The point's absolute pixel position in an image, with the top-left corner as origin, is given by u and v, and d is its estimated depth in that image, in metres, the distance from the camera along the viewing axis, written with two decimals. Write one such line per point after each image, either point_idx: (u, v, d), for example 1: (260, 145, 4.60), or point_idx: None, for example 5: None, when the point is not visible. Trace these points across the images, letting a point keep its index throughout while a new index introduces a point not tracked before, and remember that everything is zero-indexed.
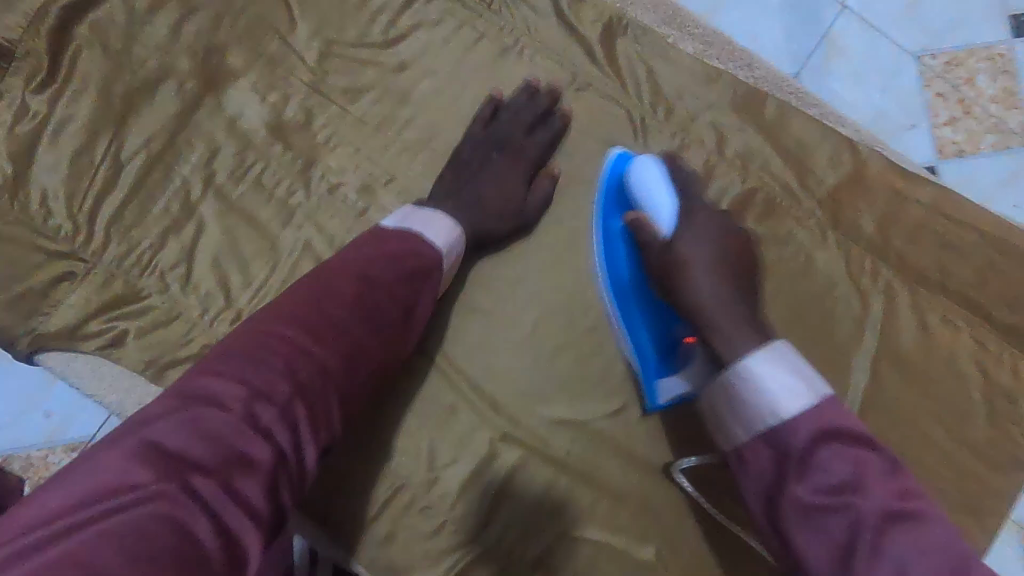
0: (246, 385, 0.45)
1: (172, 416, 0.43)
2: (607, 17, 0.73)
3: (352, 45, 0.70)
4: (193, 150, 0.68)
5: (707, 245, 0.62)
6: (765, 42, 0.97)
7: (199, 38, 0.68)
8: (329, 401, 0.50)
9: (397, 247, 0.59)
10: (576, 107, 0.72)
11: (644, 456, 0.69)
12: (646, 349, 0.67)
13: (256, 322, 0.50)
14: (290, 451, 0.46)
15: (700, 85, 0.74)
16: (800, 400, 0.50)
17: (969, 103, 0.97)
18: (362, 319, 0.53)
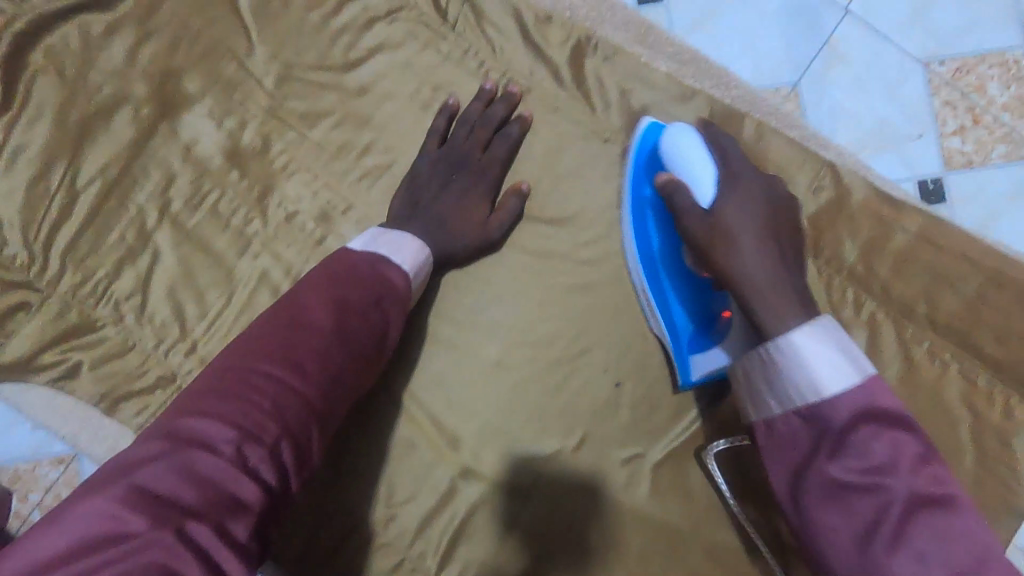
0: (234, 423, 0.43)
1: (161, 460, 0.40)
2: (577, 35, 0.70)
3: (311, 68, 0.68)
4: (149, 177, 0.66)
5: (746, 214, 0.59)
6: (761, 49, 0.93)
7: (156, 63, 0.67)
8: (314, 438, 0.48)
9: (367, 269, 0.56)
10: (542, 130, 0.69)
11: (611, 495, 0.66)
12: (679, 322, 0.65)
13: (237, 356, 0.48)
14: (277, 491, 0.44)
15: (676, 103, 0.70)
16: (846, 375, 0.49)
17: (979, 112, 0.92)
18: (347, 349, 0.51)
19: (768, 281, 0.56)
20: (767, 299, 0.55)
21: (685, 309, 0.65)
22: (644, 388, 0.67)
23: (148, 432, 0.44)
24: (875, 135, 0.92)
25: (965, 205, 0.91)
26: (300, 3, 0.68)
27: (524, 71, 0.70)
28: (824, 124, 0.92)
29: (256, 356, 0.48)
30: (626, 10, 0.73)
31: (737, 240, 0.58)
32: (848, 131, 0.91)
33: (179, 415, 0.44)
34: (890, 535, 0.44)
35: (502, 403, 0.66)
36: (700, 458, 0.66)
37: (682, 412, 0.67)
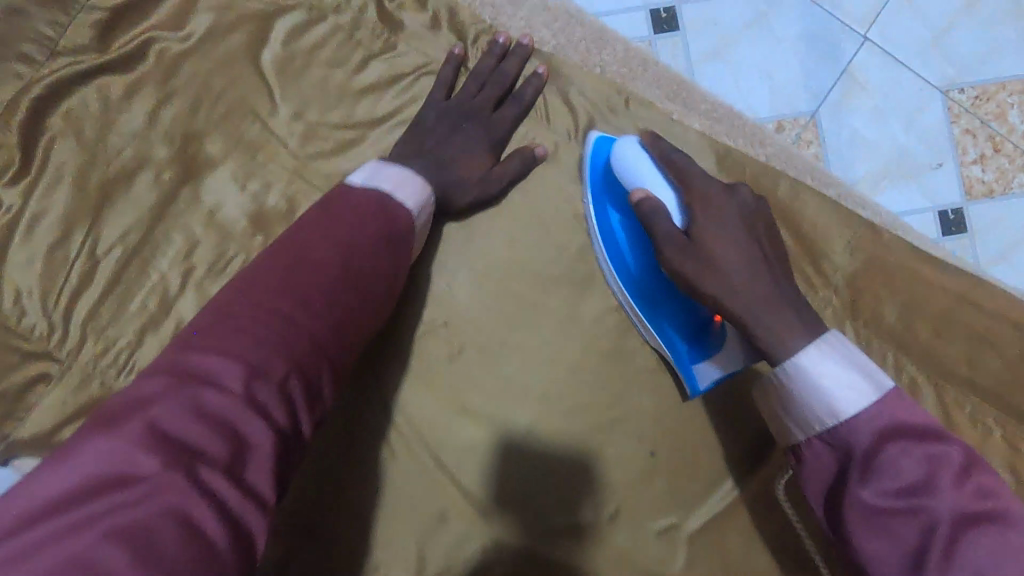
0: (244, 361, 0.41)
1: (167, 397, 0.38)
2: (608, 93, 0.68)
3: (335, 127, 0.66)
4: (171, 243, 0.65)
5: (721, 215, 0.59)
6: (780, 80, 0.91)
7: (178, 125, 0.65)
8: (324, 376, 0.45)
9: (370, 203, 0.54)
10: (573, 190, 0.68)
11: (648, 567, 0.64)
12: (673, 336, 0.64)
13: (243, 291, 0.46)
14: (293, 432, 0.42)
15: (708, 161, 0.68)
16: (861, 393, 0.48)
17: (999, 140, 0.90)
18: (353, 285, 0.49)
19: (756, 300, 0.55)
20: (757, 317, 0.54)
21: (676, 319, 0.63)
22: (680, 456, 0.65)
23: (153, 365, 0.42)
24: (894, 165, 0.90)
25: (987, 236, 0.89)
26: (324, 61, 0.66)
27: (555, 129, 0.68)
28: (843, 155, 0.90)
29: (262, 291, 0.45)
30: (658, 66, 0.71)
31: (720, 262, 0.56)
32: (867, 161, 0.90)
33: (186, 349, 0.41)
34: (940, 559, 0.42)
35: (534, 472, 0.65)
36: (738, 526, 0.64)
37: (720, 479, 0.65)
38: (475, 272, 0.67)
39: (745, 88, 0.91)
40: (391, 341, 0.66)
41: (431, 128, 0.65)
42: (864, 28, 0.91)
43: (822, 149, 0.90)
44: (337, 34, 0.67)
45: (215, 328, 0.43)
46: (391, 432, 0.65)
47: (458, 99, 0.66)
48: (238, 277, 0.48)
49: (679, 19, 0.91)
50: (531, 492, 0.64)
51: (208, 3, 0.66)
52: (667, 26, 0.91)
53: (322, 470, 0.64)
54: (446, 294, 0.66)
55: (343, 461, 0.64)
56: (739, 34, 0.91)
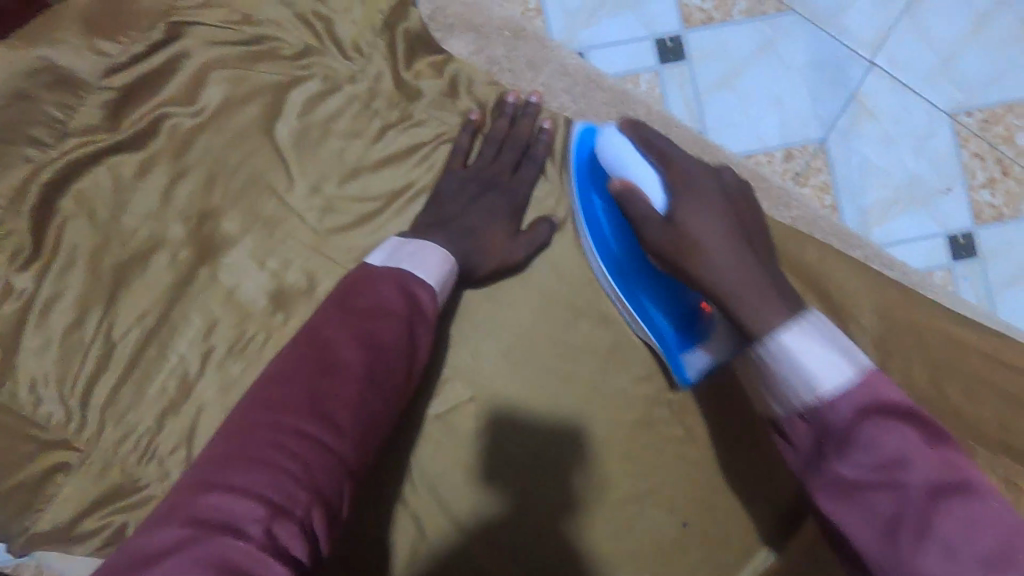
0: (266, 499, 0.40)
1: (182, 550, 0.36)
2: None
3: (354, 199, 0.65)
4: (189, 324, 0.63)
5: (710, 213, 0.57)
6: (789, 107, 0.90)
7: (193, 202, 0.64)
8: (344, 494, 0.45)
9: (389, 291, 0.51)
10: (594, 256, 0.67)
11: None
12: (660, 323, 0.64)
13: (262, 410, 0.45)
14: (312, 563, 0.41)
15: None
16: (843, 371, 0.45)
17: (1008, 163, 0.90)
18: (372, 393, 0.48)
19: (741, 283, 0.53)
20: (744, 301, 0.52)
21: (665, 304, 0.64)
22: (712, 525, 0.64)
23: (167, 508, 0.40)
24: (902, 191, 0.90)
25: (996, 261, 0.89)
26: (340, 132, 0.65)
27: None
28: (853, 184, 0.89)
29: (284, 410, 0.45)
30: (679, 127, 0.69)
31: (705, 245, 0.55)
32: (876, 190, 0.89)
33: (203, 489, 0.40)
34: (915, 532, 0.42)
35: (567, 548, 0.63)
36: None
37: (753, 547, 0.64)
38: (502, 344, 0.66)
39: (754, 116, 0.89)
40: (417, 417, 0.65)
41: (451, 198, 0.64)
42: (871, 52, 0.90)
43: (831, 177, 0.89)
44: (354, 104, 0.65)
45: (230, 465, 0.42)
46: (418, 512, 0.64)
47: (476, 165, 0.65)
48: (257, 386, 0.47)
49: (686, 49, 0.89)
50: (563, 568, 0.63)
51: (220, 76, 0.64)
52: (672, 57, 0.89)
53: (348, 553, 0.62)
54: (471, 365, 0.65)
55: (369, 544, 0.63)
56: (747, 63, 0.90)
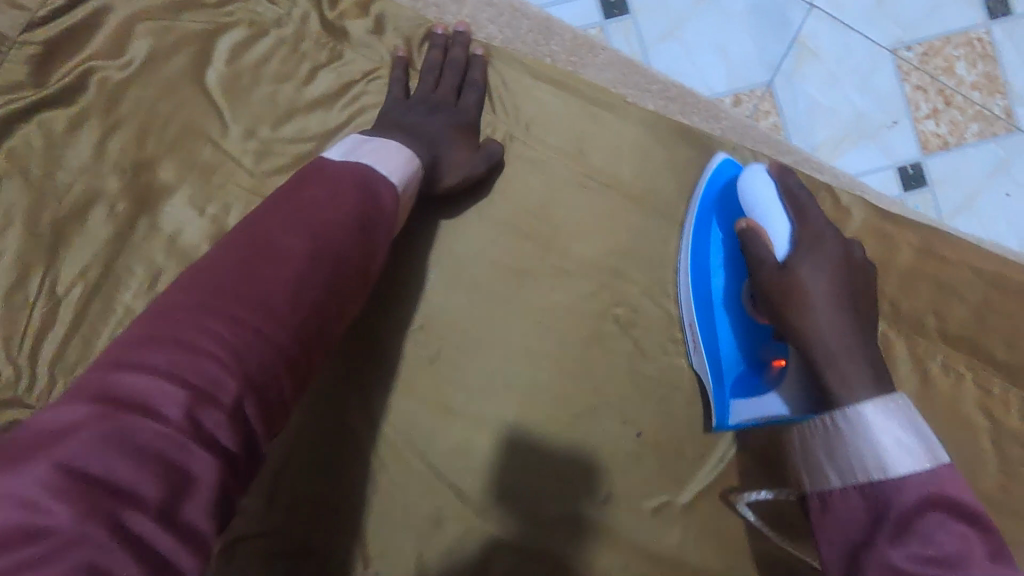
0: (185, 383, 0.38)
1: (88, 427, 0.35)
2: (558, 81, 0.68)
3: (289, 141, 0.66)
4: (133, 276, 0.63)
5: (830, 278, 0.56)
6: (733, 52, 0.92)
7: (127, 154, 0.64)
8: (281, 386, 0.43)
9: (349, 185, 0.50)
10: (535, 180, 0.68)
11: (644, 543, 0.64)
12: (727, 362, 0.63)
13: (186, 293, 0.42)
14: (245, 448, 0.40)
15: (665, 140, 0.69)
16: (918, 457, 0.46)
17: (949, 93, 0.92)
18: (319, 285, 0.45)
19: (841, 347, 0.53)
20: (838, 364, 0.53)
21: (734, 348, 0.63)
22: (667, 434, 0.66)
23: (73, 387, 0.38)
24: (852, 126, 0.92)
25: (946, 190, 0.91)
26: (271, 76, 0.66)
27: (511, 120, 0.68)
28: (801, 122, 0.91)
29: (213, 295, 0.42)
30: (607, 51, 0.70)
31: (811, 300, 0.55)
32: (825, 127, 0.91)
33: (111, 369, 0.38)
34: None
35: (528, 468, 0.65)
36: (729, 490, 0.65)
37: (707, 451, 0.66)
38: (450, 274, 0.67)
39: (700, 66, 0.92)
40: (372, 351, 0.66)
41: (397, 120, 0.62)
42: None
43: (781, 119, 0.91)
44: (283, 48, 0.66)
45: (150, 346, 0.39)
46: (379, 441, 0.64)
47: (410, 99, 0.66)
48: (189, 270, 0.44)
49: (629, 4, 0.91)
50: (525, 484, 0.64)
51: (146, 29, 0.65)
52: (616, 12, 0.91)
53: (313, 487, 0.63)
54: (421, 295, 0.66)
55: (332, 476, 0.64)
56: (689, 13, 0.92)
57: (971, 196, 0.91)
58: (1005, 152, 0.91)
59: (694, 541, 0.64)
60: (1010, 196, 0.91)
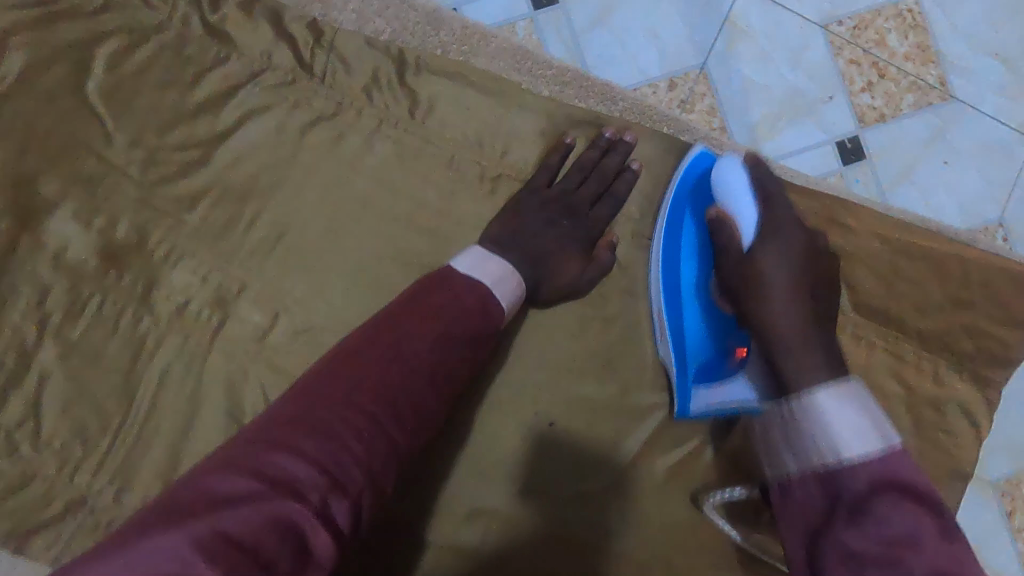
0: (324, 469, 0.42)
1: (250, 500, 0.38)
2: (451, 71, 0.66)
3: (177, 148, 0.64)
4: (19, 295, 0.62)
5: (790, 267, 0.59)
6: (665, 36, 0.92)
7: (7, 169, 0.62)
8: (389, 486, 0.47)
9: (483, 297, 0.55)
10: (435, 173, 0.66)
11: (561, 534, 0.64)
12: (689, 349, 0.65)
13: (332, 382, 0.46)
14: (351, 537, 0.43)
15: (565, 125, 0.68)
16: (874, 440, 0.43)
17: (883, 66, 0.92)
18: (441, 392, 0.50)
19: (796, 331, 0.55)
20: (791, 347, 0.54)
21: (701, 338, 0.65)
22: (580, 423, 0.66)
23: (226, 456, 0.42)
24: (787, 104, 0.92)
25: (883, 161, 0.92)
26: (153, 83, 0.64)
27: (407, 113, 0.66)
28: (738, 103, 0.91)
29: (350, 388, 0.46)
30: (498, 38, 0.69)
31: (770, 287, 0.58)
32: (760, 105, 0.91)
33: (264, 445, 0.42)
34: None
35: (443, 466, 0.65)
36: (641, 471, 0.66)
37: (621, 440, 0.66)
38: (348, 275, 0.65)
39: (633, 51, 0.91)
40: (269, 360, 0.63)
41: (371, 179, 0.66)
42: None
43: (716, 100, 0.91)
44: (165, 53, 0.65)
45: (290, 429, 0.43)
46: None
47: (298, 101, 0.65)
48: (331, 356, 0.49)
49: None
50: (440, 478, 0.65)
51: (21, 41, 0.63)
52: (547, 2, 0.91)
53: None
54: (319, 298, 0.64)
55: None
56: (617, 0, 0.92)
57: (910, 166, 0.92)
58: (940, 120, 0.92)
59: (609, 526, 0.65)
60: (948, 164, 0.92)
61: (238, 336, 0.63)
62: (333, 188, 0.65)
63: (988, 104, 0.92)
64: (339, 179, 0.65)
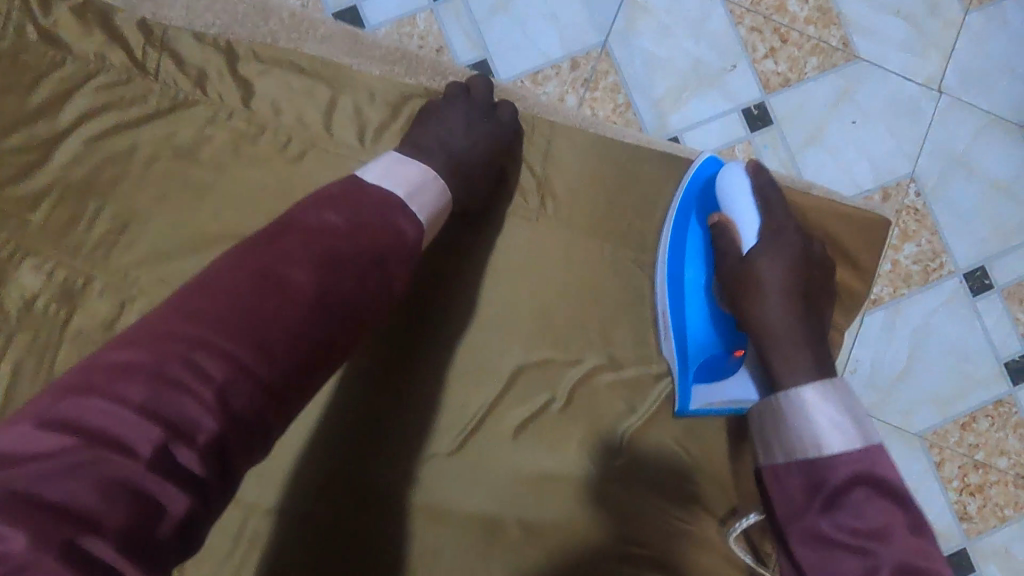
0: (162, 420, 0.38)
1: (66, 455, 0.36)
2: (288, 62, 0.69)
3: (17, 150, 0.66)
4: None
5: (788, 269, 0.63)
6: (565, 16, 0.92)
7: None
8: (268, 428, 0.43)
9: (373, 216, 0.49)
10: (280, 160, 0.68)
11: (424, 499, 0.67)
12: (691, 349, 0.70)
13: (177, 317, 0.42)
14: (219, 483, 0.40)
15: (404, 103, 0.70)
16: (851, 436, 0.48)
17: (784, 31, 0.93)
18: (326, 323, 0.45)
19: (790, 335, 0.59)
20: (783, 353, 0.58)
21: (704, 335, 0.69)
22: (427, 396, 0.69)
23: (38, 403, 0.38)
24: (690, 75, 0.93)
25: (790, 125, 0.93)
26: None
27: (248, 104, 0.68)
28: (640, 78, 0.92)
29: (204, 322, 0.41)
30: (328, 24, 0.71)
31: (767, 294, 0.62)
32: (663, 78, 0.92)
33: (85, 393, 0.38)
34: None
35: (307, 434, 0.68)
36: (500, 433, 0.69)
37: (461, 415, 0.69)
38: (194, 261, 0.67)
39: (534, 33, 0.92)
40: None
41: (222, 166, 0.68)
42: None
43: (619, 77, 0.92)
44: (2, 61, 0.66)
45: (119, 374, 0.39)
46: None
47: (136, 99, 0.67)
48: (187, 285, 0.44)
49: None
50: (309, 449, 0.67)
51: None
52: None
53: None
54: (164, 285, 0.66)
55: None
56: None
57: (819, 129, 0.93)
58: (846, 82, 0.93)
59: (470, 488, 0.67)
60: (855, 124, 0.93)
61: (85, 328, 0.65)
62: (176, 180, 0.67)
63: (893, 62, 0.94)
64: (181, 170, 0.68)
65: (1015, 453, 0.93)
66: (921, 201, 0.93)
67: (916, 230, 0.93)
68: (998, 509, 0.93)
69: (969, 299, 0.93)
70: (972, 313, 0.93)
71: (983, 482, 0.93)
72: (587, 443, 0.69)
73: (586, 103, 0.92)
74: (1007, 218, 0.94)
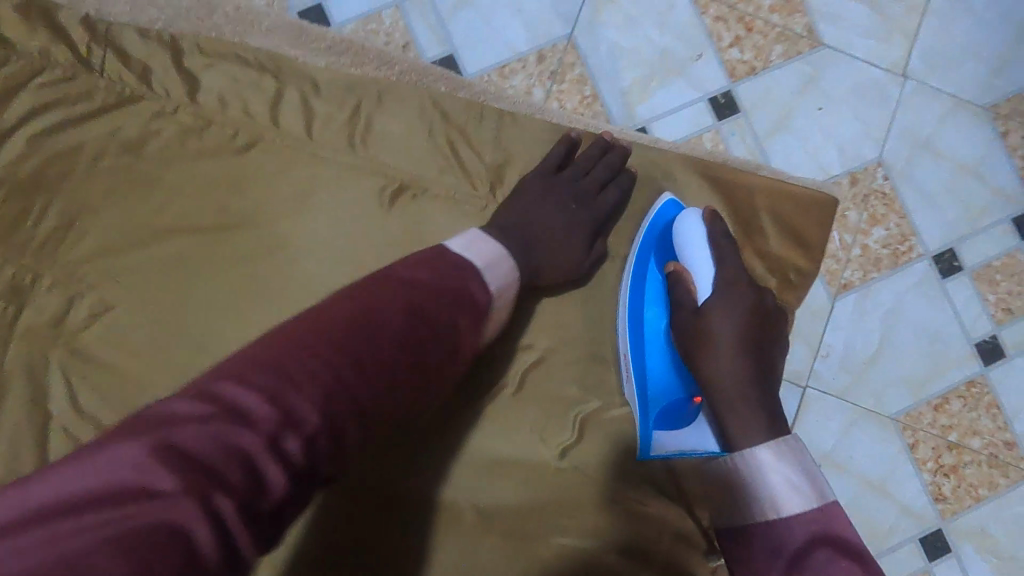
0: (281, 406, 0.40)
1: (202, 423, 0.38)
2: (235, 57, 0.70)
3: None
4: None
5: (738, 322, 0.66)
6: (529, 8, 0.93)
7: None
8: (355, 435, 0.45)
9: (455, 282, 0.54)
10: (233, 154, 0.69)
11: (386, 490, 0.66)
12: (650, 393, 0.70)
13: (298, 326, 0.45)
14: (308, 477, 0.42)
15: (354, 94, 0.70)
16: (807, 499, 0.55)
17: (749, 20, 0.94)
18: (410, 355, 0.48)
19: (738, 390, 0.63)
20: (735, 427, 0.62)
21: (664, 380, 0.70)
22: None
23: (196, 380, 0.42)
24: (656, 66, 0.93)
25: (758, 113, 0.93)
26: None
27: (197, 99, 0.69)
28: (605, 69, 0.93)
29: (318, 333, 0.44)
30: (273, 16, 0.73)
31: (720, 347, 0.65)
32: (630, 68, 0.93)
33: (223, 375, 0.41)
34: None
35: None
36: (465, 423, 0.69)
37: None
38: (146, 257, 0.67)
39: (498, 26, 0.93)
40: (66, 342, 0.65)
41: (173, 160, 0.68)
42: None
43: (586, 69, 0.93)
44: None
45: (246, 364, 0.42)
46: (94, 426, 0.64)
47: (81, 95, 0.67)
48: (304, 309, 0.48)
49: None
50: None
51: None
52: None
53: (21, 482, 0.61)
54: (115, 280, 0.67)
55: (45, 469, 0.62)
56: None
57: (786, 116, 0.93)
58: (813, 70, 0.94)
59: (435, 478, 0.67)
60: (822, 110, 0.94)
61: (34, 324, 0.65)
62: (125, 176, 0.68)
63: (857, 48, 0.94)
64: (129, 165, 0.68)
65: (988, 433, 0.93)
66: (890, 184, 0.94)
67: (884, 213, 0.93)
68: (973, 489, 0.93)
69: (939, 281, 0.94)
70: (943, 294, 0.94)
71: (957, 462, 0.93)
72: (549, 430, 0.70)
73: (552, 96, 0.92)
74: (975, 200, 0.94)
